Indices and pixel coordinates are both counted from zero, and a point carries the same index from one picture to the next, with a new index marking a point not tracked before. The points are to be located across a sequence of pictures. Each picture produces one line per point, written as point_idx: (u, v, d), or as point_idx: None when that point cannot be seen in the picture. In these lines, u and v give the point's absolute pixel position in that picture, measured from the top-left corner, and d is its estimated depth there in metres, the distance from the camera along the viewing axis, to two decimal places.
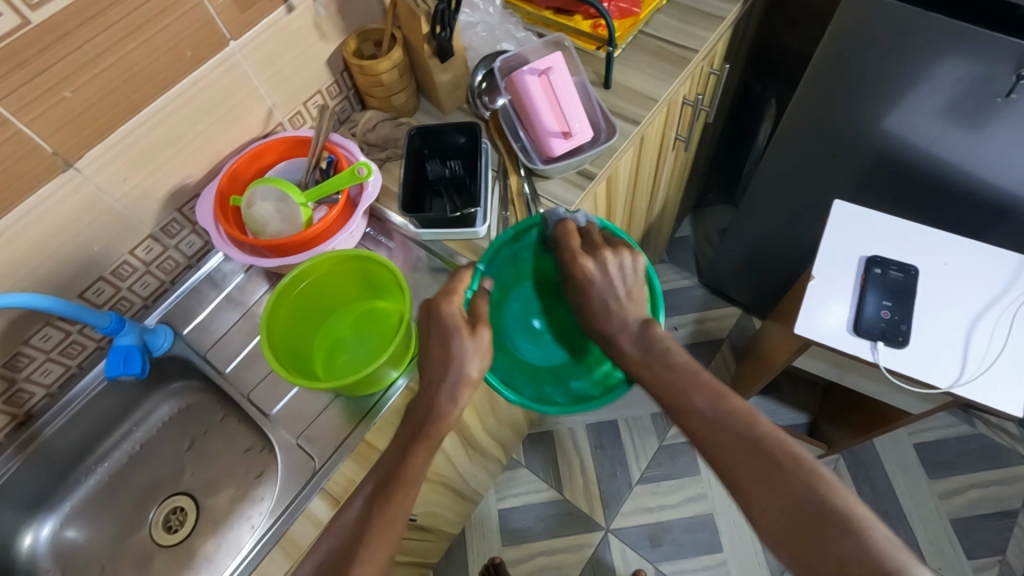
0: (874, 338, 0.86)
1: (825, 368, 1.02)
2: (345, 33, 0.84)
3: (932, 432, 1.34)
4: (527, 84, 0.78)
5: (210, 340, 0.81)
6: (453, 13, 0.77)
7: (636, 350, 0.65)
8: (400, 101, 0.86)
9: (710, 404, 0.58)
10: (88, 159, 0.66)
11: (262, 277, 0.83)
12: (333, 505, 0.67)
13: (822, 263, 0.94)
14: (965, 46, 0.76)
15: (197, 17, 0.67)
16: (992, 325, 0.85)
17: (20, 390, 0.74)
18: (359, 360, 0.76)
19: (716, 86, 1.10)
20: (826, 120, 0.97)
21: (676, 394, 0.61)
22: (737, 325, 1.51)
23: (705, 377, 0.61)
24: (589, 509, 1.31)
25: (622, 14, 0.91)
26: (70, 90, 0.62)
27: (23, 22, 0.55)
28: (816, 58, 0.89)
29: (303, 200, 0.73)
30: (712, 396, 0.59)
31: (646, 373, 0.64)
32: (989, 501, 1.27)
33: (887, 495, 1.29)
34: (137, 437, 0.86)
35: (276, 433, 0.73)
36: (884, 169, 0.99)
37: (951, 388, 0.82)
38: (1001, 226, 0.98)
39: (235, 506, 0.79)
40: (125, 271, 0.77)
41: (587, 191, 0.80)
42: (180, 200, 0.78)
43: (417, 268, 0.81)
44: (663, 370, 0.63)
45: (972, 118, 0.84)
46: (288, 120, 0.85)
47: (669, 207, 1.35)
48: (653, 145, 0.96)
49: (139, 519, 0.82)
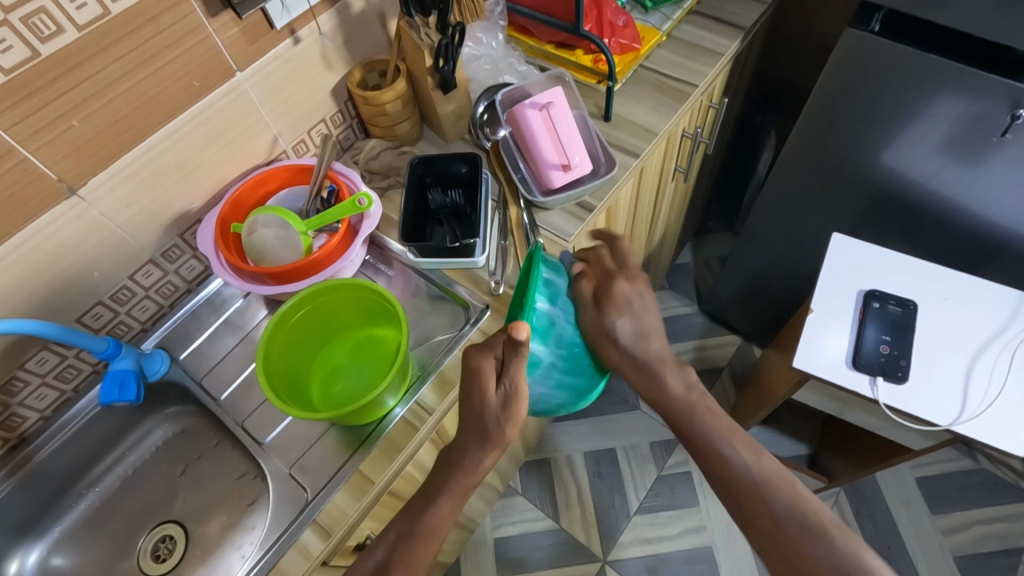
0: (873, 373, 0.86)
1: (824, 402, 1.01)
2: (350, 63, 0.85)
3: (934, 466, 1.33)
4: (528, 118, 0.78)
5: (207, 365, 0.81)
6: (456, 47, 0.78)
7: (678, 376, 0.68)
8: (403, 130, 0.87)
9: (753, 461, 0.64)
10: (93, 185, 0.67)
11: (262, 303, 0.84)
12: (324, 538, 0.65)
13: (821, 297, 0.94)
14: (960, 85, 0.78)
15: (206, 48, 0.68)
16: (993, 362, 0.85)
17: (14, 414, 0.74)
18: (356, 388, 0.75)
19: (715, 119, 1.12)
20: (825, 153, 0.98)
21: (714, 440, 0.65)
22: (737, 353, 1.50)
23: (742, 434, 0.66)
24: (586, 539, 1.29)
25: (623, 50, 0.93)
26: (77, 119, 0.62)
27: (34, 55, 0.57)
28: (815, 95, 0.91)
29: (304, 228, 0.73)
30: (750, 451, 0.64)
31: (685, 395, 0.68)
32: (994, 537, 1.25)
33: (888, 530, 1.27)
34: (129, 462, 0.85)
35: (270, 462, 0.73)
36: (882, 202, 1.00)
37: (953, 425, 0.82)
38: (999, 261, 0.98)
39: (226, 533, 0.78)
40: (125, 296, 0.77)
41: (586, 223, 0.81)
42: (183, 225, 0.78)
43: (416, 294, 0.81)
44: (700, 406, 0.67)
45: (969, 155, 0.85)
46: (291, 148, 0.86)
47: (670, 235, 1.35)
48: (653, 175, 0.97)
49: (129, 546, 0.80)
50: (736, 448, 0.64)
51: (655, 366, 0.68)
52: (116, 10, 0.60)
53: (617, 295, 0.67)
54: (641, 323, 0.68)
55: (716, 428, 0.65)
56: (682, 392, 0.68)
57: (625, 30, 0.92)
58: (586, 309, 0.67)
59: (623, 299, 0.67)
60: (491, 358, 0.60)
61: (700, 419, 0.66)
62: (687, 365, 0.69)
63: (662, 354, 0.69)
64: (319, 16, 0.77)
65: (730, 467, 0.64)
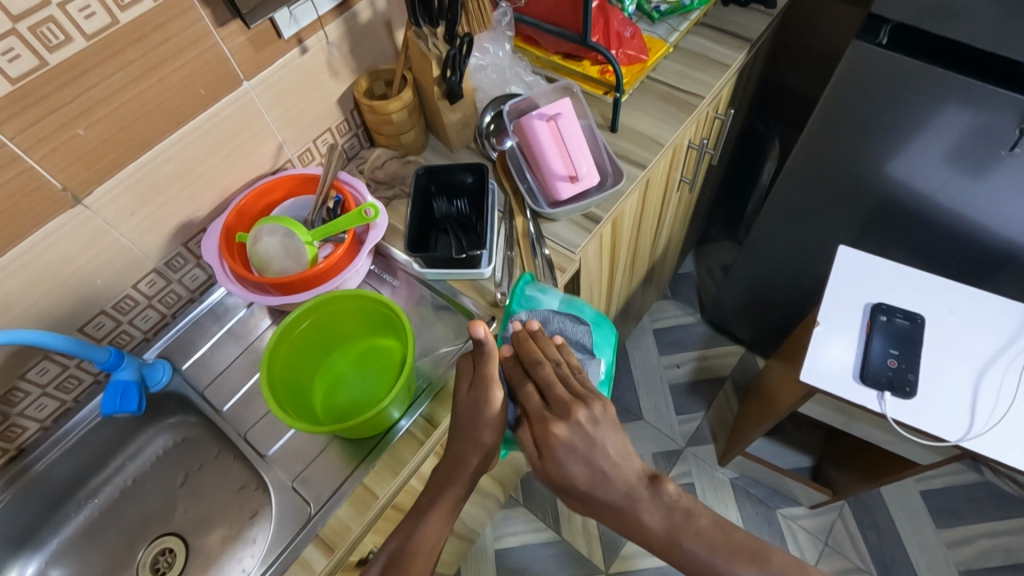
0: (880, 388, 0.85)
1: (830, 415, 1.00)
2: (356, 73, 0.85)
3: (939, 479, 1.32)
4: (535, 129, 0.78)
5: (209, 375, 0.80)
6: (464, 58, 0.78)
7: (654, 505, 0.57)
8: (408, 140, 0.87)
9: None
10: (97, 194, 0.66)
11: (265, 312, 0.83)
12: (327, 553, 0.64)
13: (828, 309, 0.93)
14: (968, 99, 0.77)
15: (213, 57, 0.68)
16: (1002, 375, 0.84)
17: (13, 424, 0.73)
18: (359, 399, 0.74)
19: (721, 130, 1.11)
20: (832, 165, 0.97)
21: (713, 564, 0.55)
22: (741, 364, 1.49)
23: (736, 537, 0.56)
24: (588, 551, 1.28)
25: (630, 61, 0.92)
26: (83, 127, 0.62)
27: (41, 63, 0.56)
28: (822, 106, 0.90)
29: (309, 239, 0.72)
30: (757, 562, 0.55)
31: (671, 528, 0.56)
32: (999, 552, 1.23)
33: (893, 544, 1.26)
34: (129, 473, 0.84)
35: (272, 474, 0.73)
36: (888, 213, 0.99)
37: (961, 440, 0.81)
38: (1005, 274, 0.98)
39: (226, 546, 0.78)
40: (127, 305, 0.76)
41: (592, 234, 0.81)
42: (187, 234, 0.78)
43: (421, 304, 0.81)
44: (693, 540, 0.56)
45: (975, 167, 0.84)
46: (297, 157, 0.85)
47: (674, 244, 1.34)
48: (659, 186, 0.97)
49: (128, 558, 0.79)
50: (736, 566, 0.55)
51: (627, 505, 0.57)
52: (124, 19, 0.59)
53: (554, 443, 0.58)
54: (595, 458, 0.57)
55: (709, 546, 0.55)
56: (664, 528, 0.56)
57: (632, 41, 0.92)
58: (533, 461, 0.61)
59: (562, 445, 0.57)
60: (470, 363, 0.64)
61: (692, 547, 0.55)
62: (661, 486, 0.58)
63: (631, 487, 0.57)
64: (326, 26, 0.77)
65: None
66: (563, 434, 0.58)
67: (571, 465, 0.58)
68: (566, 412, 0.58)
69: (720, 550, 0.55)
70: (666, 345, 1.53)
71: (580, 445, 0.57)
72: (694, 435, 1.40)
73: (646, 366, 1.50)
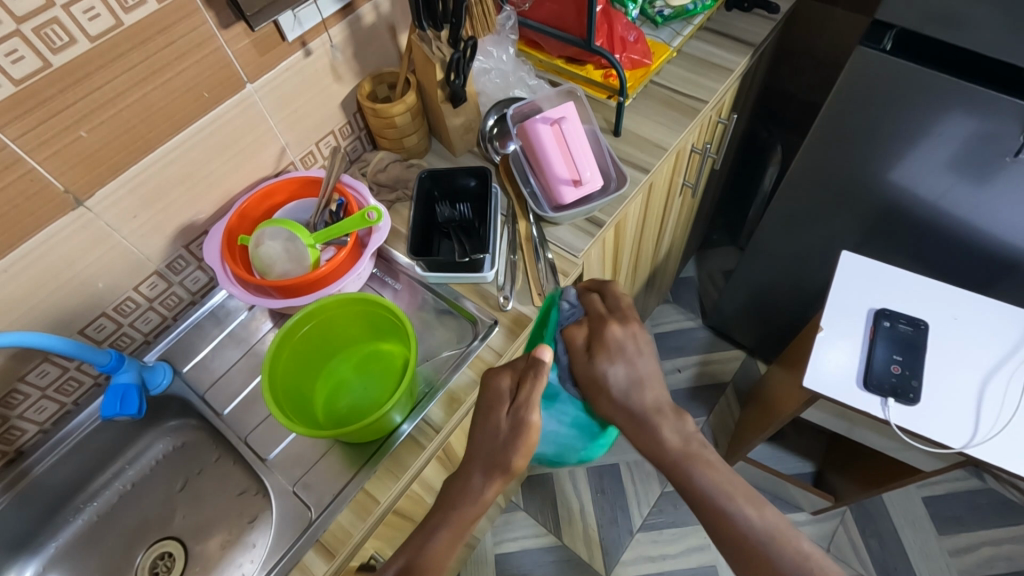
0: (884, 394, 0.84)
1: (833, 421, 1.00)
2: (359, 75, 0.85)
3: (941, 485, 1.31)
4: (539, 133, 0.78)
5: (210, 379, 0.80)
6: (468, 62, 0.77)
7: (675, 427, 0.61)
8: (411, 143, 0.87)
9: (759, 518, 0.57)
10: (99, 197, 0.66)
11: (267, 315, 0.83)
12: (328, 560, 0.64)
13: (831, 315, 0.93)
14: (972, 105, 0.77)
15: (217, 59, 0.68)
16: (1006, 383, 0.84)
17: (12, 427, 0.73)
18: (360, 404, 0.74)
19: (723, 134, 1.12)
20: (834, 171, 0.97)
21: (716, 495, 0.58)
22: (742, 369, 1.49)
23: (742, 484, 0.59)
24: (589, 557, 1.27)
25: (634, 65, 0.92)
26: (85, 130, 0.62)
27: (44, 65, 0.56)
28: (826, 112, 0.90)
29: (312, 242, 0.72)
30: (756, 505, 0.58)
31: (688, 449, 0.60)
32: (1001, 559, 1.23)
33: (895, 551, 1.25)
34: (128, 476, 0.83)
35: (273, 479, 0.72)
36: (890, 219, 0.99)
37: (965, 448, 0.81)
38: (1009, 281, 0.97)
39: (226, 551, 0.77)
40: (128, 307, 0.76)
41: (596, 239, 0.81)
42: (188, 237, 0.78)
43: (423, 308, 0.80)
44: (705, 467, 0.59)
45: (978, 173, 0.84)
46: (299, 160, 0.85)
47: (676, 249, 1.34)
48: (661, 190, 0.97)
49: (126, 563, 0.79)
50: (738, 504, 0.58)
51: (650, 418, 0.61)
52: (128, 21, 0.59)
53: (608, 338, 0.64)
54: (633, 368, 0.63)
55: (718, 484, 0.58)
56: (681, 445, 0.60)
57: (635, 45, 0.92)
58: (578, 359, 0.65)
59: (614, 342, 0.64)
60: (505, 382, 0.61)
61: (700, 471, 0.59)
62: (685, 416, 0.62)
63: (658, 403, 0.62)
64: (330, 29, 0.77)
65: (741, 527, 0.57)
66: (615, 332, 0.64)
67: (615, 364, 0.63)
68: (623, 317, 0.66)
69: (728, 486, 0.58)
70: (667, 350, 1.52)
71: (628, 345, 0.64)
72: None
73: None
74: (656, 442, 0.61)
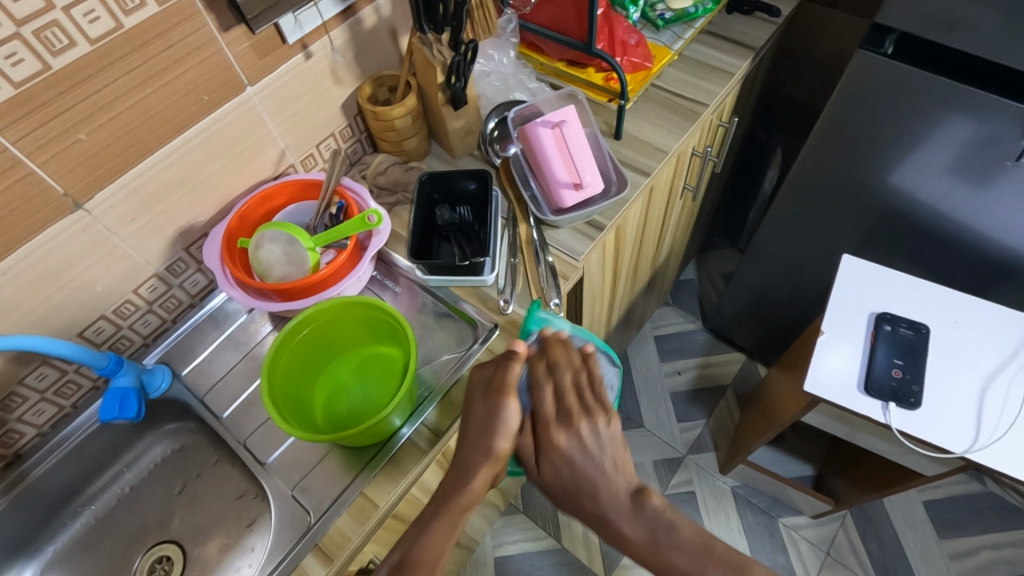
0: (885, 398, 0.84)
1: (834, 425, 1.00)
2: (360, 78, 0.85)
3: (941, 489, 1.31)
4: (539, 136, 0.78)
5: (209, 382, 0.79)
6: (469, 64, 0.77)
7: (639, 521, 0.58)
8: (412, 146, 0.87)
9: None
10: (99, 199, 0.66)
11: (266, 318, 0.83)
12: (327, 564, 0.64)
13: (831, 319, 0.93)
14: (974, 109, 0.77)
15: (217, 62, 0.68)
16: (1007, 388, 0.84)
17: (10, 430, 0.72)
18: (360, 408, 0.73)
19: (724, 137, 1.11)
20: (835, 174, 0.97)
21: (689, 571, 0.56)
22: (742, 372, 1.48)
23: (720, 550, 0.56)
24: (588, 560, 1.27)
25: (634, 68, 0.92)
26: (85, 132, 0.62)
27: (43, 68, 0.56)
28: (827, 115, 0.90)
29: (312, 245, 0.72)
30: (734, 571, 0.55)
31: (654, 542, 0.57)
32: (1002, 564, 1.22)
33: (895, 555, 1.25)
34: (127, 479, 0.83)
35: (272, 482, 0.72)
36: (891, 223, 0.99)
37: (966, 452, 0.80)
38: (1010, 285, 0.97)
39: (224, 554, 0.77)
40: (127, 310, 0.76)
41: (596, 242, 0.80)
42: (188, 239, 0.77)
43: (423, 311, 0.80)
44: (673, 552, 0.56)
45: (979, 177, 0.84)
46: (299, 162, 0.85)
47: (676, 252, 1.34)
48: (662, 193, 0.97)
49: (125, 566, 0.79)
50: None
51: (609, 517, 0.59)
52: (128, 23, 0.59)
53: (557, 452, 0.61)
54: (591, 463, 0.60)
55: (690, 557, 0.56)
56: (646, 538, 0.57)
57: (636, 48, 0.92)
58: (530, 466, 0.63)
59: (564, 453, 0.60)
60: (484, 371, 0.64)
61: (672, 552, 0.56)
62: (647, 502, 0.58)
63: (618, 502, 0.59)
64: (330, 32, 0.77)
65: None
66: (566, 443, 0.60)
67: (574, 474, 0.60)
68: (571, 422, 0.61)
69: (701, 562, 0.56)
70: (667, 353, 1.52)
71: (579, 456, 0.60)
72: (695, 443, 1.39)
73: (647, 373, 1.49)
74: (620, 538, 0.58)
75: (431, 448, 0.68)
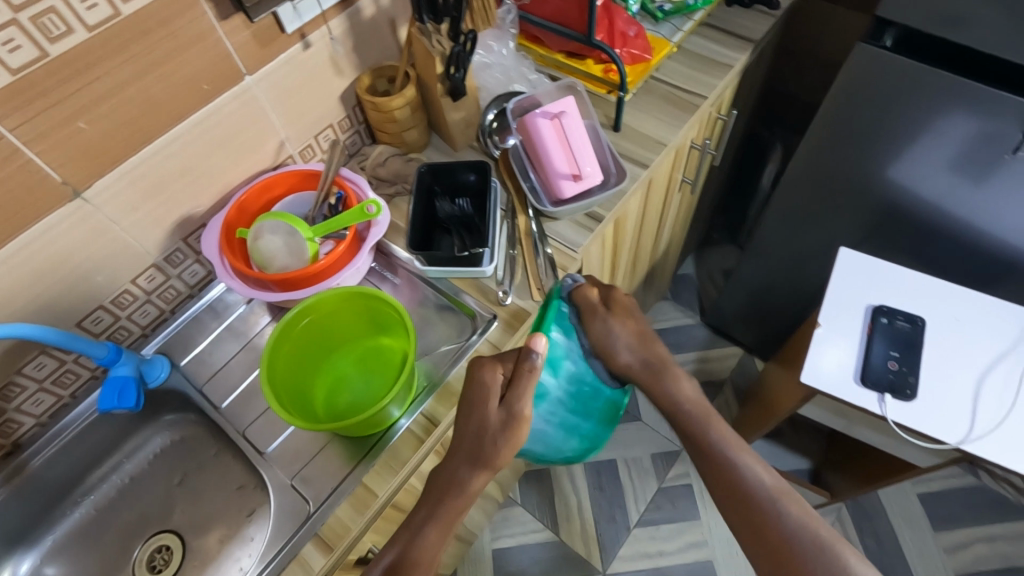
0: (881, 390, 0.85)
1: (831, 418, 1.00)
2: (359, 69, 0.85)
3: (937, 483, 1.32)
4: (538, 127, 0.78)
5: (208, 372, 0.79)
6: (468, 55, 0.77)
7: (686, 382, 0.70)
8: (411, 137, 0.86)
9: None
10: (97, 188, 0.66)
11: (265, 309, 0.83)
12: (327, 553, 0.64)
13: (829, 312, 0.93)
14: (972, 102, 0.77)
15: (216, 51, 0.67)
16: (1003, 380, 0.84)
17: (9, 420, 0.72)
18: (360, 400, 0.74)
19: (723, 130, 1.11)
20: (834, 168, 0.97)
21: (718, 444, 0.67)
22: (740, 366, 1.49)
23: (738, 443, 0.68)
24: (586, 552, 1.27)
25: (634, 60, 0.92)
26: (84, 121, 0.61)
27: (42, 54, 0.55)
28: (825, 108, 0.90)
29: (311, 235, 0.72)
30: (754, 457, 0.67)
31: (698, 404, 0.69)
32: (997, 557, 1.23)
33: (891, 549, 1.25)
34: (126, 470, 0.83)
35: (272, 473, 0.72)
36: (889, 217, 0.99)
37: (961, 444, 0.81)
38: (1008, 279, 0.97)
39: (224, 546, 0.77)
40: (126, 300, 0.76)
41: (596, 234, 0.80)
42: (187, 229, 0.77)
43: (423, 303, 0.81)
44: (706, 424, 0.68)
45: (977, 172, 0.85)
46: (298, 153, 0.85)
47: (674, 245, 1.34)
48: (661, 186, 0.97)
49: (124, 557, 0.79)
50: (744, 458, 0.67)
51: (665, 371, 0.69)
52: (127, 11, 0.59)
53: (617, 308, 0.68)
54: (642, 331, 0.68)
55: (720, 434, 0.68)
56: (693, 397, 0.69)
57: (636, 40, 0.92)
58: (590, 321, 0.68)
59: (626, 306, 0.69)
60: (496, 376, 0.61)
61: (712, 428, 0.68)
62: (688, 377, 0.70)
63: (661, 364, 0.69)
64: (330, 21, 0.76)
65: (737, 470, 0.66)
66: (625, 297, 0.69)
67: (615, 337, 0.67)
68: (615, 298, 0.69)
69: (733, 441, 0.68)
70: (665, 347, 1.53)
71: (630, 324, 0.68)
72: None
73: None
74: (670, 395, 0.69)
75: (430, 439, 0.68)
